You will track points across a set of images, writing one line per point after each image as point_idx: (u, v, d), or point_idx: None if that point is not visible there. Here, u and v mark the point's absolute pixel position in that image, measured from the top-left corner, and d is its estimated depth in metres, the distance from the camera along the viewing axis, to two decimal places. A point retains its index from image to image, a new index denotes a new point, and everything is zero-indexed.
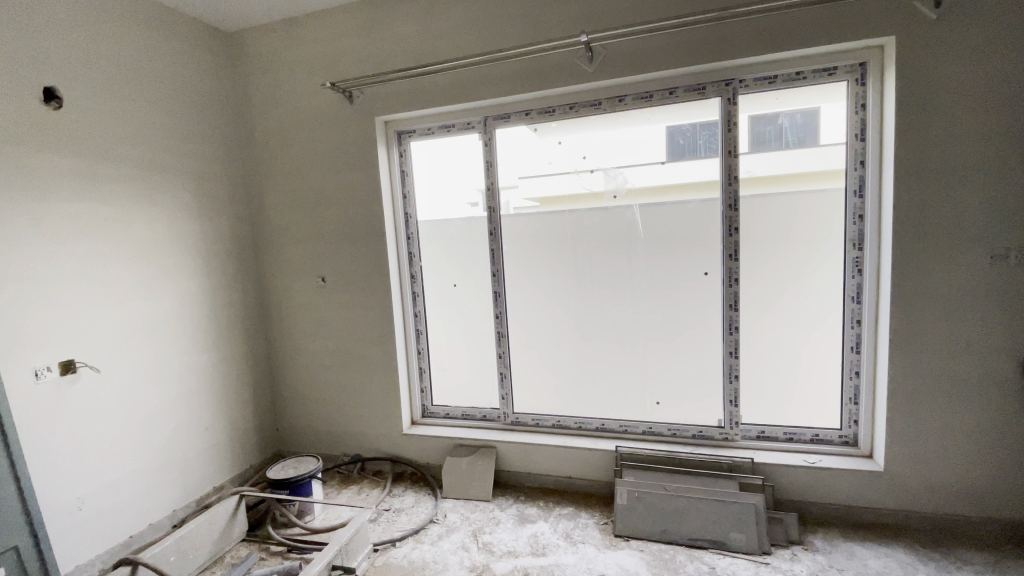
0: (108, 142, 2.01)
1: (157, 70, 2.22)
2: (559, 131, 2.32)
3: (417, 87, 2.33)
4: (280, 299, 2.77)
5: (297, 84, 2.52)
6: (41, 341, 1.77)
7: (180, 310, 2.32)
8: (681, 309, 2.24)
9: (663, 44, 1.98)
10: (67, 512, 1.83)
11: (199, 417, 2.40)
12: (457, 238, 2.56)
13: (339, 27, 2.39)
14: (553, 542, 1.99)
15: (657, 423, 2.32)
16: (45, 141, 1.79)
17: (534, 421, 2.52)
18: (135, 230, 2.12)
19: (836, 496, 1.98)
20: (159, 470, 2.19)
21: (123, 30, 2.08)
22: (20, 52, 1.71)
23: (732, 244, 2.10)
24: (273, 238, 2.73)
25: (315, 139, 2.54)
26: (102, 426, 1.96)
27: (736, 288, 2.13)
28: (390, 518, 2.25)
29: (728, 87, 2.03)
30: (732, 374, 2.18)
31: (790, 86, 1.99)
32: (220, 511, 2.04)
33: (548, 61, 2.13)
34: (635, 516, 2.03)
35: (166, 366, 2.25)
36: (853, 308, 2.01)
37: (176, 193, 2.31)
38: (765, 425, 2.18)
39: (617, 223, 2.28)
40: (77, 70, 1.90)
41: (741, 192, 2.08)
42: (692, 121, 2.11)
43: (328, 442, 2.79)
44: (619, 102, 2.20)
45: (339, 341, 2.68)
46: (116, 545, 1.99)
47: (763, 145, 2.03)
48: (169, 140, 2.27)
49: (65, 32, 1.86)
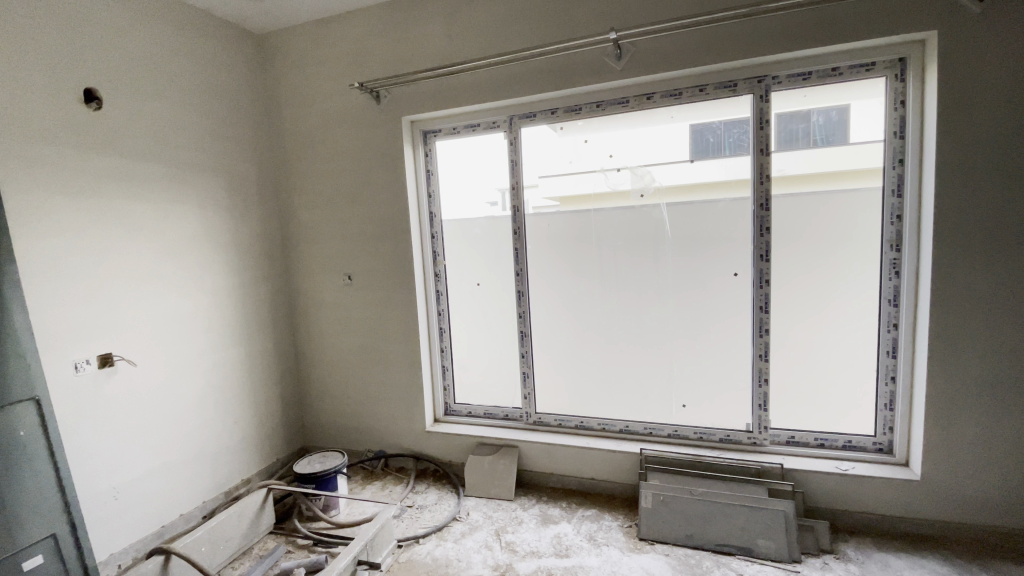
0: (141, 141, 2.06)
1: (192, 72, 2.28)
2: (584, 130, 2.30)
3: (443, 86, 2.33)
4: (308, 296, 2.82)
5: (326, 85, 2.56)
6: (81, 334, 1.83)
7: (211, 306, 2.37)
8: (708, 310, 2.21)
9: (694, 40, 1.94)
10: (103, 501, 1.88)
11: (229, 411, 2.45)
12: (480, 237, 2.56)
13: (366, 28, 2.42)
14: (576, 544, 1.98)
15: (682, 426, 2.29)
16: (85, 141, 1.86)
17: (557, 421, 2.51)
18: (168, 227, 2.17)
19: (870, 504, 1.92)
20: (190, 462, 2.24)
21: (159, 34, 2.14)
22: (63, 55, 1.78)
23: (763, 244, 2.05)
24: (301, 236, 2.77)
25: (343, 138, 2.57)
26: (137, 419, 2.01)
27: (767, 289, 2.08)
28: (413, 515, 2.26)
29: (760, 83, 1.99)
30: (762, 378, 2.13)
31: (825, 82, 1.93)
32: (248, 504, 2.08)
33: (576, 59, 2.12)
34: (660, 520, 2.00)
35: (198, 361, 2.30)
36: (889, 312, 1.95)
37: (208, 193, 2.37)
38: (795, 430, 2.13)
39: (643, 222, 2.25)
40: (116, 72, 1.96)
41: (773, 191, 2.03)
42: (721, 118, 2.08)
43: (352, 438, 2.83)
44: (647, 100, 2.17)
45: (363, 338, 2.71)
46: (149, 534, 2.04)
47: (796, 143, 1.98)
48: (200, 140, 2.33)
49: (106, 36, 1.93)
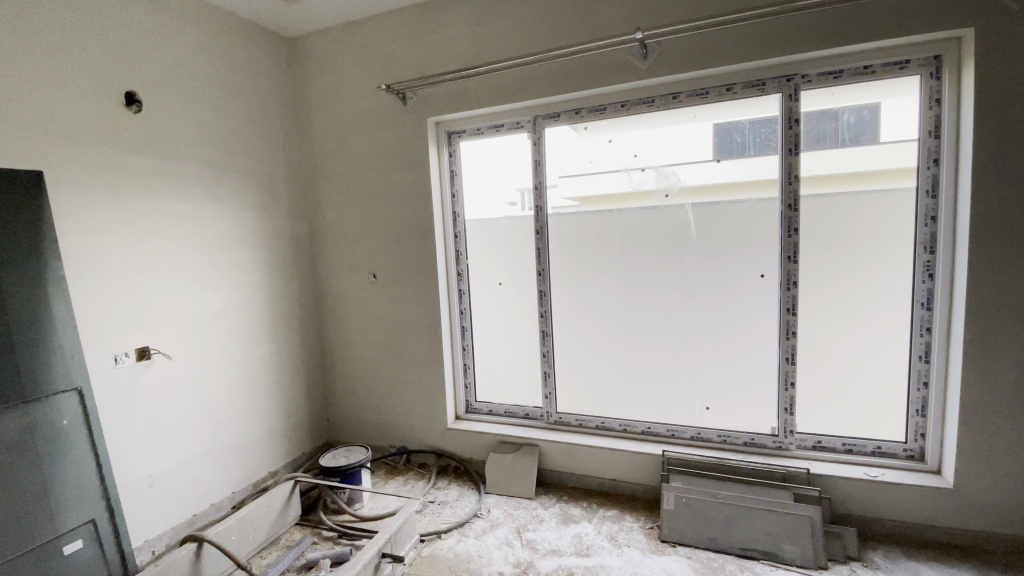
0: (176, 141, 2.13)
1: (226, 75, 2.36)
2: (608, 130, 2.30)
3: (468, 87, 2.36)
4: (333, 294, 2.87)
5: (353, 86, 2.61)
6: (120, 329, 1.90)
7: (242, 303, 2.44)
8: (733, 312, 2.19)
9: (722, 38, 1.92)
10: (139, 489, 1.95)
11: (258, 405, 2.52)
12: (503, 237, 2.58)
13: (393, 31, 2.46)
14: (597, 543, 1.98)
15: (705, 429, 2.27)
16: (126, 143, 1.93)
17: (578, 421, 2.51)
18: (201, 225, 2.24)
19: (900, 512, 1.88)
20: (220, 453, 2.31)
21: (196, 38, 2.21)
22: (106, 60, 1.86)
23: (791, 245, 2.02)
24: (327, 234, 2.83)
25: (368, 139, 2.62)
26: (171, 411, 2.08)
27: (795, 291, 2.05)
28: (435, 511, 2.29)
29: (789, 83, 1.96)
30: (788, 382, 2.10)
31: (856, 80, 1.90)
32: (276, 495, 2.13)
33: (601, 59, 2.12)
34: (682, 522, 1.99)
35: (230, 357, 2.37)
36: (923, 315, 1.90)
37: (241, 192, 2.44)
38: (822, 435, 2.09)
39: (667, 222, 2.23)
40: (155, 76, 2.04)
41: (802, 191, 2.00)
42: (748, 117, 2.05)
43: (375, 434, 2.88)
44: (672, 100, 2.15)
45: (387, 335, 2.75)
46: (181, 522, 2.11)
47: (825, 142, 1.95)
48: (233, 142, 2.39)
49: (146, 41, 2.00)
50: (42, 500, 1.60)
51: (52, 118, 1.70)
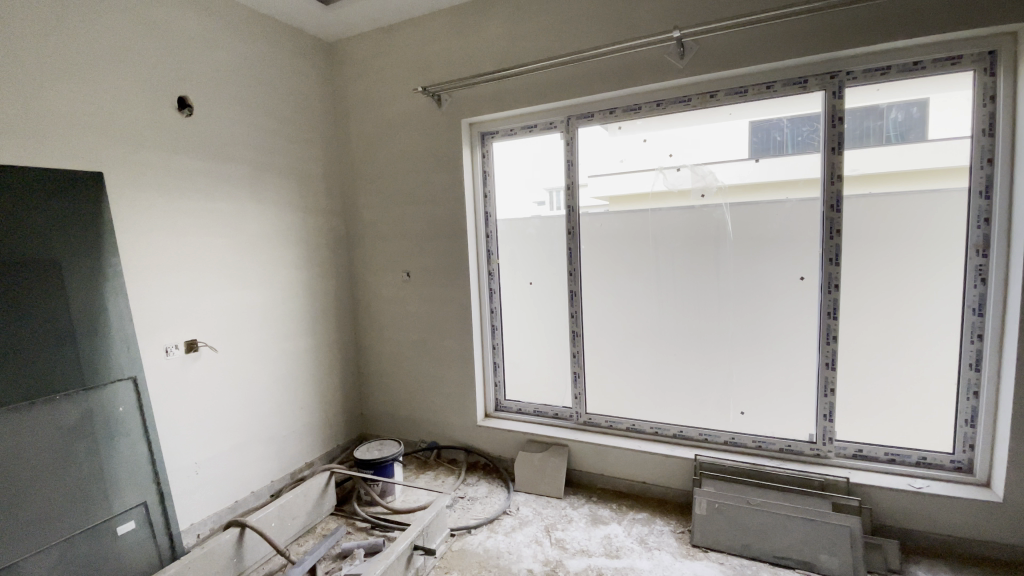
0: (223, 142, 2.22)
1: (269, 79, 2.44)
2: (643, 129, 2.28)
3: (502, 88, 2.38)
4: (368, 292, 2.95)
5: (389, 88, 2.67)
6: (170, 322, 2.00)
7: (282, 299, 2.53)
8: (770, 314, 2.14)
9: (762, 36, 1.88)
10: (186, 475, 2.05)
11: (296, 397, 2.61)
12: (535, 237, 2.59)
13: (428, 34, 2.50)
14: (627, 545, 1.97)
15: (740, 434, 2.23)
16: (177, 145, 2.03)
17: (608, 422, 2.50)
18: (246, 224, 2.34)
19: (946, 526, 1.80)
20: (261, 443, 2.40)
21: (242, 43, 2.30)
22: (160, 68, 1.96)
23: (833, 247, 1.96)
24: (364, 233, 2.90)
25: (404, 140, 2.67)
26: (216, 401, 2.18)
27: (836, 295, 1.99)
28: (465, 506, 2.33)
29: (833, 80, 1.90)
30: (828, 388, 2.04)
31: (904, 77, 1.83)
32: (313, 486, 2.20)
33: (636, 59, 2.10)
34: (714, 527, 1.96)
35: (270, 351, 2.47)
36: (974, 321, 1.82)
37: (282, 193, 2.53)
38: (864, 443, 2.02)
39: (703, 222, 2.20)
40: (204, 81, 2.13)
41: (845, 192, 1.94)
42: (788, 115, 2.00)
43: (406, 429, 2.93)
44: (709, 98, 2.11)
45: (419, 333, 2.80)
46: (224, 508, 2.21)
47: (870, 141, 1.88)
48: (276, 144, 2.49)
49: (196, 47, 2.10)
50: (98, 482, 1.70)
51: (109, 120, 1.80)
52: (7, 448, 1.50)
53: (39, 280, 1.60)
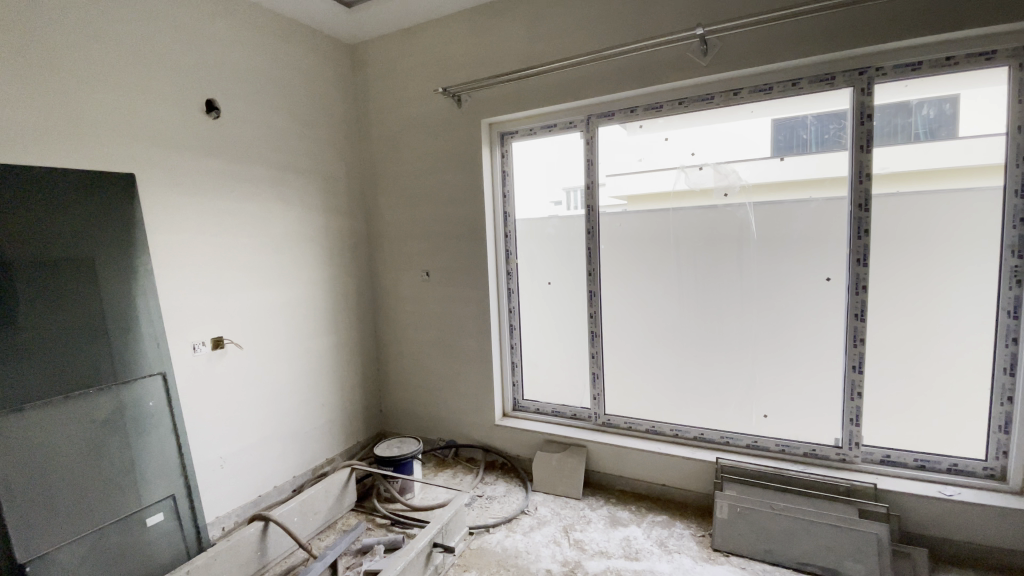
0: (249, 144, 2.27)
1: (293, 81, 2.49)
2: (665, 128, 2.25)
3: (522, 87, 2.38)
4: (388, 291, 2.98)
5: (409, 89, 2.69)
6: (198, 319, 2.05)
7: (304, 297, 2.57)
8: (794, 315, 2.10)
9: (787, 32, 1.85)
10: (212, 469, 2.10)
11: (317, 394, 2.65)
12: (554, 236, 2.59)
13: (448, 35, 2.52)
14: (646, 548, 1.96)
15: (762, 437, 2.19)
16: (205, 147, 2.08)
17: (627, 423, 2.49)
18: (270, 223, 2.38)
19: (978, 535, 1.74)
20: (284, 438, 2.44)
21: (266, 46, 2.34)
22: (189, 72, 2.02)
23: (861, 247, 1.91)
24: (384, 233, 2.94)
25: (423, 140, 2.69)
26: (241, 397, 2.23)
27: (864, 296, 1.94)
28: (483, 505, 2.34)
29: (861, 76, 1.85)
30: (854, 392, 1.99)
31: (936, 72, 1.77)
32: (334, 482, 2.23)
33: (658, 57, 2.08)
34: (736, 531, 1.93)
35: (293, 349, 2.51)
36: (1009, 324, 1.76)
37: (305, 193, 2.57)
38: (892, 449, 1.97)
39: (726, 222, 2.17)
40: (230, 84, 2.18)
41: (873, 191, 1.89)
42: (813, 112, 1.96)
43: (425, 427, 2.96)
44: (733, 96, 2.08)
45: (438, 332, 2.82)
46: (248, 502, 2.25)
47: (900, 138, 1.83)
48: (299, 145, 2.53)
49: (223, 50, 2.14)
50: (129, 475, 1.75)
51: (140, 123, 1.86)
52: (45, 440, 1.55)
53: (74, 278, 1.65)
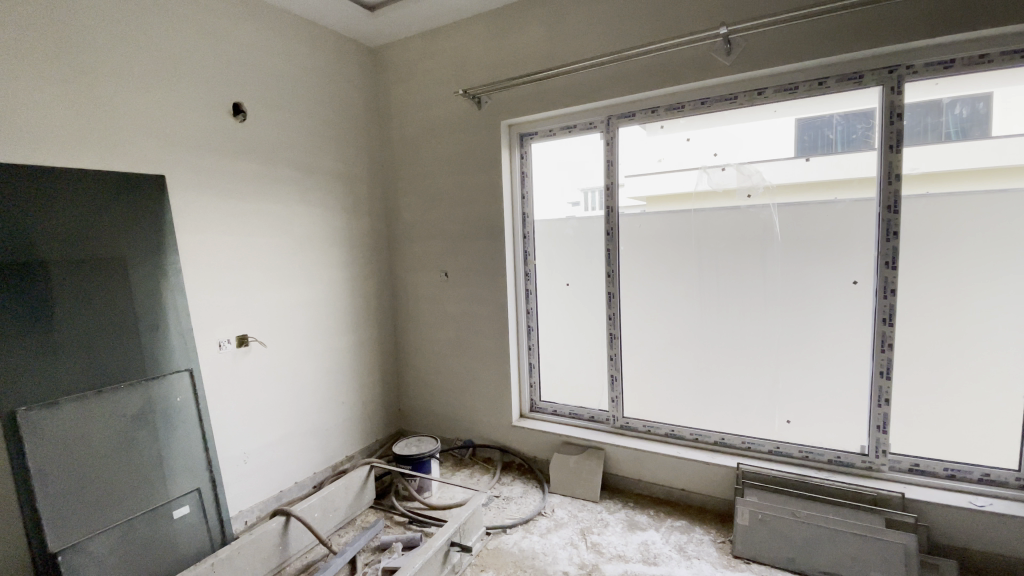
0: (273, 145, 2.32)
1: (316, 83, 2.53)
2: (687, 128, 2.22)
3: (542, 88, 2.38)
4: (407, 291, 3.01)
5: (430, 91, 2.71)
6: (223, 317, 2.10)
7: (326, 296, 2.61)
8: (820, 319, 2.05)
9: (813, 30, 1.81)
10: (236, 464, 2.14)
11: (337, 392, 2.69)
12: (572, 238, 2.58)
13: (469, 37, 2.54)
14: (665, 553, 1.94)
15: (785, 443, 2.15)
16: (232, 149, 2.13)
17: (646, 427, 2.46)
18: (293, 224, 2.42)
19: (1011, 549, 1.68)
20: (305, 435, 2.48)
21: (291, 49, 2.39)
22: (217, 76, 2.07)
23: (890, 250, 1.86)
24: (403, 233, 2.97)
25: (442, 141, 2.72)
26: (263, 394, 2.27)
27: (892, 300, 1.88)
28: (500, 505, 2.34)
29: (891, 74, 1.81)
30: (882, 399, 1.94)
31: (969, 71, 1.72)
32: (353, 479, 2.26)
33: (680, 56, 2.06)
34: (758, 538, 1.90)
35: (314, 346, 2.55)
36: None
37: (327, 193, 2.61)
38: (920, 457, 1.91)
39: (750, 223, 2.14)
40: (256, 87, 2.23)
41: (903, 191, 1.83)
42: (840, 111, 1.92)
43: (443, 427, 2.98)
44: (757, 95, 2.04)
45: (456, 332, 2.84)
46: (270, 497, 2.30)
47: (932, 137, 1.78)
48: (322, 146, 2.57)
49: (249, 54, 2.19)
50: (157, 468, 1.79)
51: (171, 126, 1.91)
52: (79, 432, 1.60)
53: (107, 276, 1.71)
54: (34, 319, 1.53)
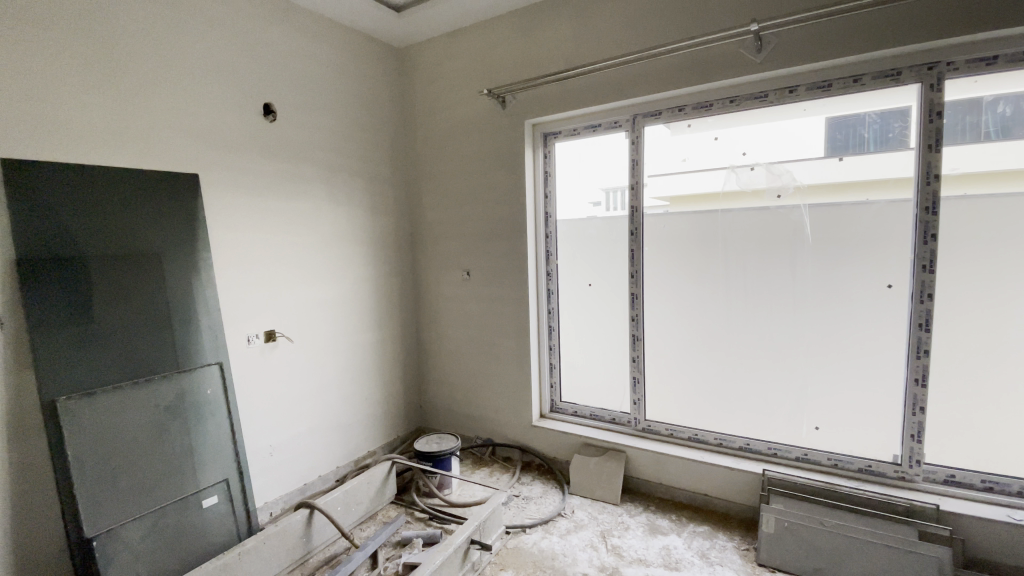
0: (302, 145, 2.36)
1: (343, 84, 2.57)
2: (715, 126, 2.18)
3: (567, 88, 2.37)
4: (429, 290, 3.04)
5: (454, 91, 2.73)
6: (252, 313, 2.15)
7: (350, 293, 2.65)
8: (851, 323, 2.00)
9: (848, 27, 1.76)
10: (262, 456, 2.19)
11: (360, 388, 2.73)
12: (595, 238, 2.56)
13: (494, 36, 2.54)
14: (687, 558, 1.91)
15: (814, 450, 2.09)
16: (262, 148, 2.18)
17: (668, 430, 2.43)
18: (320, 222, 2.47)
19: None
20: (328, 430, 2.53)
21: (319, 51, 2.43)
22: (249, 77, 2.12)
23: (927, 253, 1.79)
24: (427, 232, 2.99)
25: (466, 140, 2.73)
26: (289, 388, 2.32)
27: (929, 304, 1.82)
28: (520, 504, 2.34)
29: (930, 71, 1.74)
30: (917, 407, 1.87)
31: (1015, 66, 1.64)
32: (375, 474, 2.29)
33: (708, 54, 2.02)
34: (783, 547, 1.85)
35: (339, 343, 2.59)
36: None
37: (353, 193, 2.65)
38: (956, 468, 1.84)
39: (779, 224, 2.09)
40: (286, 88, 2.28)
41: (942, 192, 1.77)
42: (875, 109, 1.86)
43: (463, 425, 2.99)
44: (788, 93, 1.99)
45: (477, 331, 2.85)
46: (294, 489, 2.34)
47: (973, 137, 1.71)
48: (349, 146, 2.61)
49: (279, 55, 2.24)
50: (188, 458, 1.85)
51: (204, 126, 1.97)
52: (115, 422, 1.66)
53: (143, 271, 1.77)
54: (74, 311, 1.60)
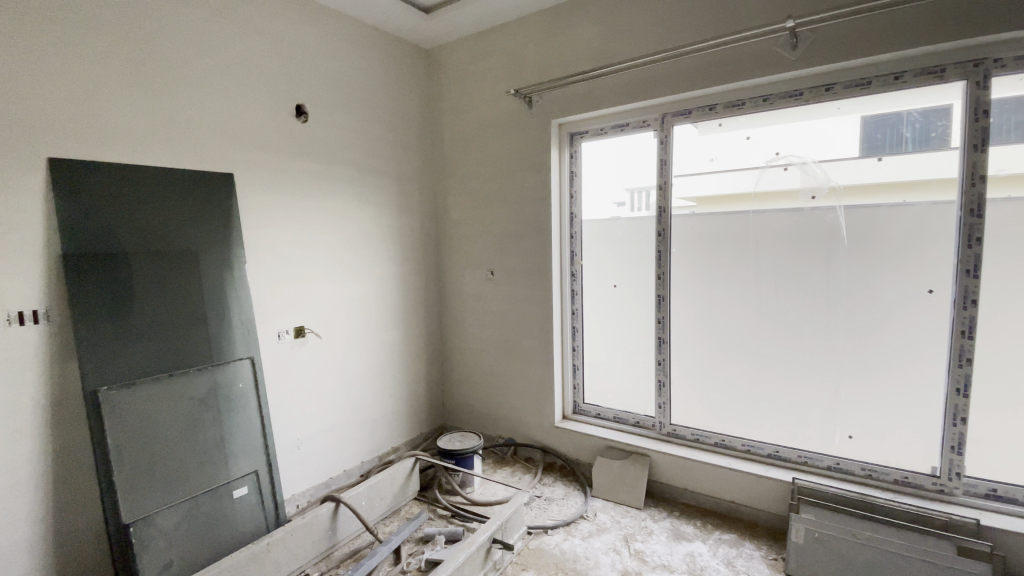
0: (332, 146, 2.41)
1: (373, 85, 2.61)
2: (747, 126, 2.14)
3: (594, 88, 2.36)
4: (454, 289, 3.06)
5: (481, 91, 2.74)
6: (282, 309, 2.21)
7: (377, 291, 2.69)
8: (887, 329, 1.93)
9: (888, 22, 1.70)
10: (290, 450, 2.25)
11: (385, 385, 2.76)
12: (620, 239, 2.54)
13: (521, 37, 2.55)
14: (712, 566, 1.87)
15: (847, 460, 2.03)
16: (294, 148, 2.23)
17: (693, 435, 2.39)
18: (349, 221, 2.51)
19: None
20: (354, 425, 2.57)
21: (350, 53, 2.48)
22: (282, 79, 2.18)
23: (971, 257, 1.72)
24: (452, 232, 3.02)
25: (492, 140, 2.74)
26: (317, 384, 2.37)
27: (973, 311, 1.74)
28: (542, 505, 2.34)
29: (977, 68, 1.67)
30: (958, 417, 1.80)
31: None
32: (399, 470, 2.32)
33: (740, 52, 1.98)
34: (813, 558, 1.80)
35: (365, 340, 2.63)
36: None
37: (381, 192, 2.69)
38: (999, 482, 1.76)
39: (813, 225, 2.03)
40: (317, 89, 2.33)
41: (988, 194, 1.69)
42: (917, 107, 1.79)
43: (485, 424, 3.00)
44: (825, 92, 1.94)
45: (501, 330, 2.86)
46: (320, 483, 2.39)
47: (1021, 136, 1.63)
48: (377, 146, 2.65)
49: (311, 57, 2.29)
50: (219, 449, 1.90)
51: (239, 127, 2.03)
52: (152, 412, 1.72)
53: (179, 267, 1.83)
54: (115, 305, 1.66)
